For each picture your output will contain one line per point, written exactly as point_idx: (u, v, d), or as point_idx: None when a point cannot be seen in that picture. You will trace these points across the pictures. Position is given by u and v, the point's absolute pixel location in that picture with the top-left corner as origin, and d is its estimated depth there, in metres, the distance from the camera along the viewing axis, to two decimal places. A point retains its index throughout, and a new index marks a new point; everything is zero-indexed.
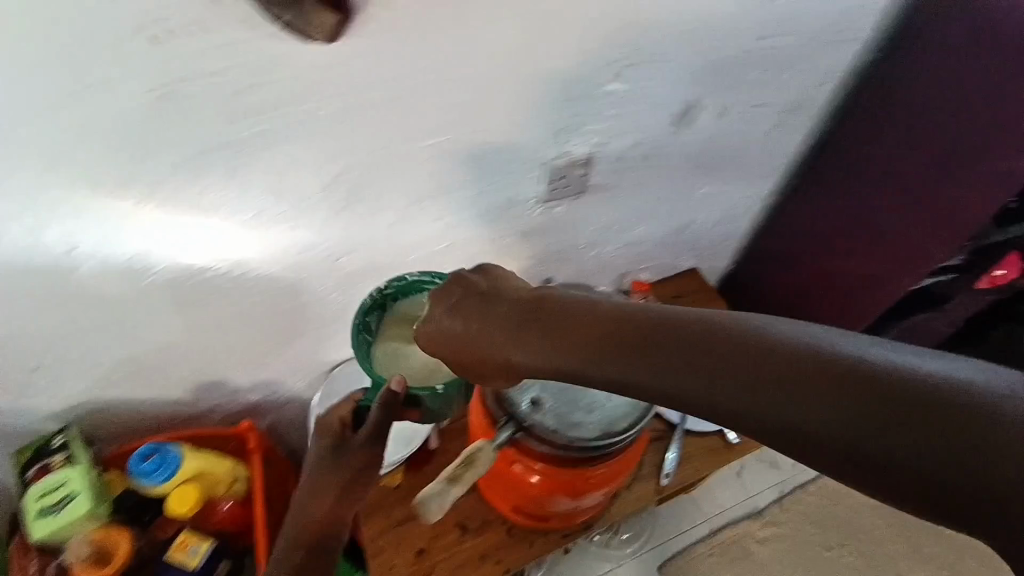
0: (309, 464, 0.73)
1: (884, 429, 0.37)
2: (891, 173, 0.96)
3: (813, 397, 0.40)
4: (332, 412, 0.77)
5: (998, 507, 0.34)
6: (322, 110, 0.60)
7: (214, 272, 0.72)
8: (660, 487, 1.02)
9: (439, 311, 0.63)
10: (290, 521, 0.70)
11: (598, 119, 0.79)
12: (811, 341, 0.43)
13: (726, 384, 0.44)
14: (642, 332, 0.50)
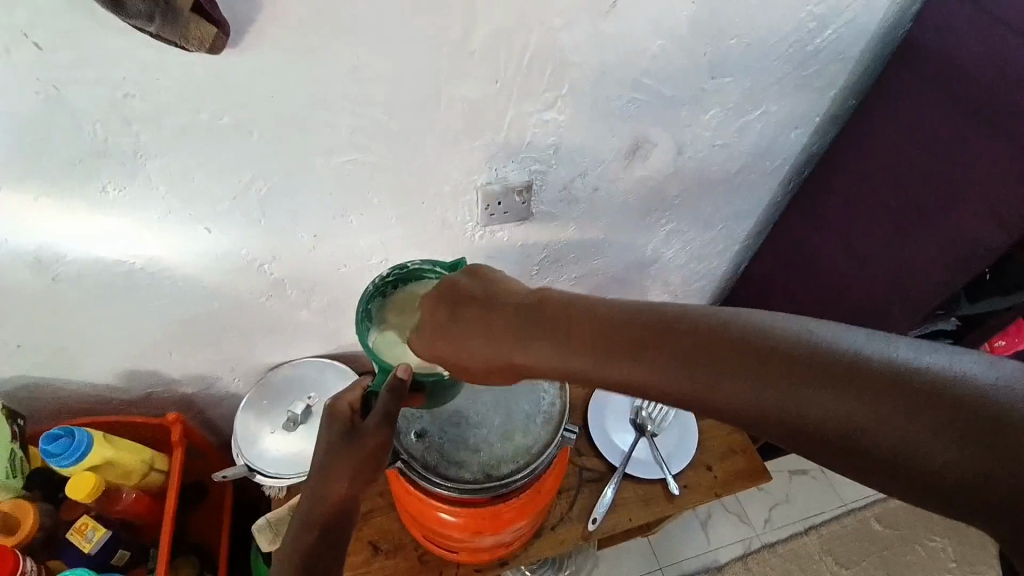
0: (319, 454, 0.61)
1: (895, 424, 0.39)
2: (862, 226, 0.90)
3: (812, 396, 0.42)
4: (343, 394, 0.64)
5: (999, 500, 0.36)
6: (223, 119, 0.60)
7: (129, 266, 0.73)
8: (587, 532, 0.97)
9: (440, 323, 0.58)
10: (300, 512, 0.61)
11: (535, 147, 0.76)
12: (821, 337, 0.44)
13: (744, 385, 0.45)
14: (662, 330, 0.49)
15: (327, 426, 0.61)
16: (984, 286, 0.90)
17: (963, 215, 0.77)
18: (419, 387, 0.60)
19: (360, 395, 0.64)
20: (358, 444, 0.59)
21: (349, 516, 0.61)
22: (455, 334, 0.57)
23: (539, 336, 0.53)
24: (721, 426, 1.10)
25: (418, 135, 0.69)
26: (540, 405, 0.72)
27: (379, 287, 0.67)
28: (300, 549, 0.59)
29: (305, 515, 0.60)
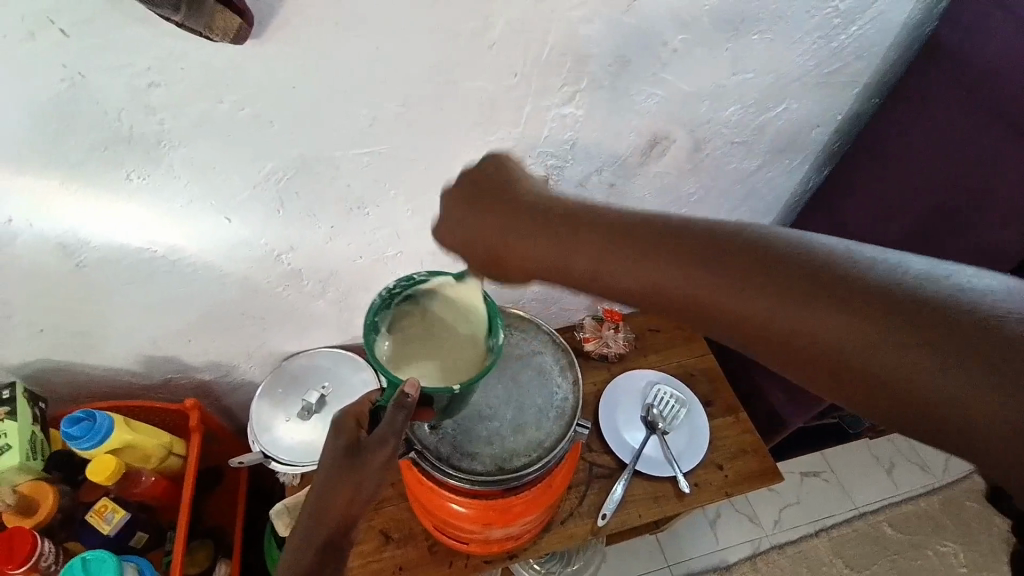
0: (324, 467, 0.61)
1: (912, 355, 0.38)
2: (881, 223, 0.89)
3: (851, 325, 0.40)
4: (349, 409, 0.65)
5: (1006, 439, 0.35)
6: (245, 109, 0.61)
7: (150, 254, 0.74)
8: (596, 528, 0.97)
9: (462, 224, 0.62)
10: (302, 526, 0.61)
11: (552, 141, 0.76)
12: (856, 262, 0.42)
13: (779, 306, 0.44)
14: (700, 247, 0.49)
15: (332, 440, 0.62)
16: None
17: (991, 221, 0.78)
18: (429, 401, 0.60)
19: (366, 411, 0.65)
20: (362, 461, 0.60)
21: (351, 531, 0.62)
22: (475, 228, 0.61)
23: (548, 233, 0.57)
24: (732, 426, 1.10)
25: (437, 127, 0.69)
26: (553, 400, 0.72)
27: (386, 300, 0.66)
28: (303, 560, 0.59)
29: (306, 529, 0.61)
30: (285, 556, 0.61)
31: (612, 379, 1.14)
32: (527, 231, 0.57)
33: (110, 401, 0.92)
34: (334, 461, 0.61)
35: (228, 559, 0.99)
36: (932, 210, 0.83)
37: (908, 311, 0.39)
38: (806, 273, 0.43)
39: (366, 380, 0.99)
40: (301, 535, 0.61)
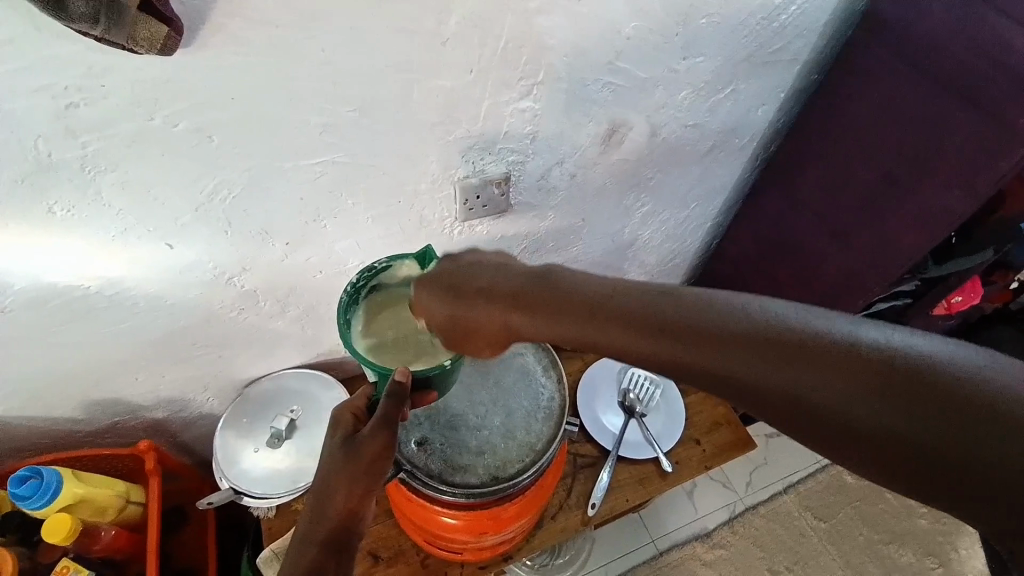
0: (320, 463, 0.58)
1: (911, 418, 0.37)
2: (827, 194, 0.93)
3: (790, 371, 0.41)
4: (347, 402, 0.60)
5: (931, 455, 0.36)
6: (181, 123, 0.55)
7: (85, 290, 0.67)
8: (587, 518, 0.97)
9: (435, 296, 0.60)
10: (302, 524, 0.58)
11: (512, 136, 0.74)
12: (784, 319, 0.43)
13: (720, 356, 0.44)
14: (644, 305, 0.49)
15: (330, 435, 0.58)
16: (948, 250, 0.94)
17: (936, 189, 0.80)
18: (418, 384, 0.58)
19: (364, 403, 0.61)
20: (357, 454, 0.56)
21: (352, 525, 0.58)
22: (449, 294, 0.60)
23: (512, 306, 0.55)
24: (705, 402, 1.13)
25: (393, 130, 0.66)
26: (539, 401, 0.71)
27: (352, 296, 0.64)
28: (305, 560, 0.55)
29: (306, 528, 0.57)
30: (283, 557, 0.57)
31: (587, 367, 1.15)
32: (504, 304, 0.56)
33: (54, 453, 0.84)
34: (333, 457, 0.57)
35: None
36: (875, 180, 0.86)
37: (906, 373, 0.37)
38: (730, 324, 0.44)
39: (338, 398, 0.94)
40: (300, 533, 0.57)
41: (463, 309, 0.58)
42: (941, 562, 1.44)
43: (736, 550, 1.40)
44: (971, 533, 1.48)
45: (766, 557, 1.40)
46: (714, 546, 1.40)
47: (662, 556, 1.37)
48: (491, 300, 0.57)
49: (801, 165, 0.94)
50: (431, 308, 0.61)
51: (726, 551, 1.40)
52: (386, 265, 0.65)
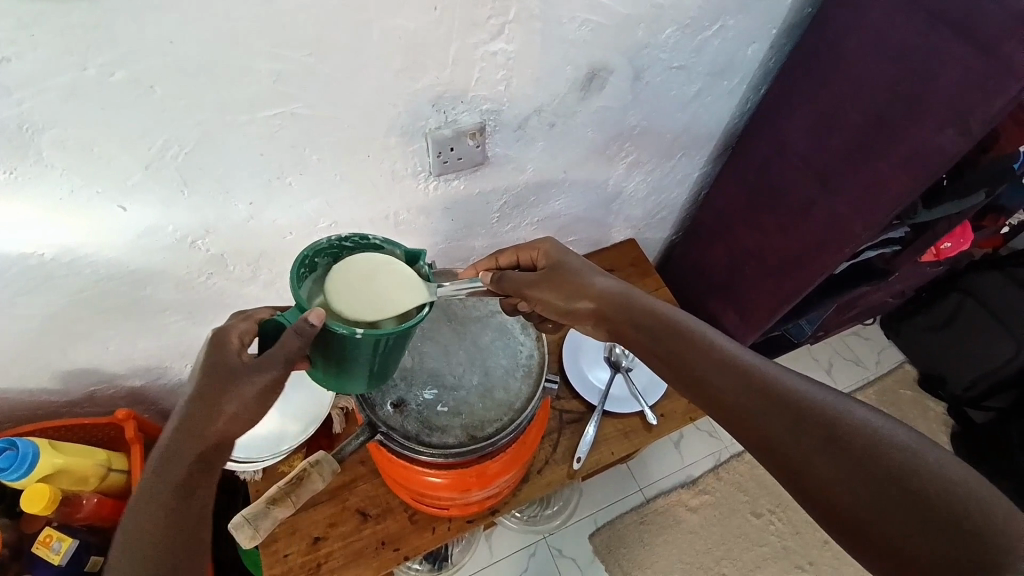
0: (196, 382, 0.55)
1: (873, 498, 0.46)
2: (817, 140, 0.89)
3: (799, 432, 0.50)
4: (237, 326, 0.57)
5: (891, 540, 0.44)
6: (117, 73, 0.51)
7: (40, 258, 0.64)
8: (573, 471, 0.98)
9: (556, 250, 0.71)
10: (166, 440, 0.54)
11: (485, 83, 0.69)
12: (812, 394, 0.52)
13: (746, 400, 0.53)
14: (698, 348, 0.59)
15: (209, 356, 0.55)
16: (939, 193, 0.90)
17: (924, 128, 0.75)
18: (327, 342, 0.53)
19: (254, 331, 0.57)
20: (237, 381, 0.53)
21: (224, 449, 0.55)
22: (566, 257, 0.70)
23: (619, 292, 0.66)
24: None
25: (353, 76, 0.61)
26: (518, 358, 0.70)
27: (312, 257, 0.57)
28: (171, 479, 0.52)
29: (172, 445, 0.53)
30: (145, 472, 0.53)
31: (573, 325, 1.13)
32: (613, 286, 0.67)
33: (33, 422, 0.83)
34: (211, 375, 0.54)
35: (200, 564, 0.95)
36: (867, 119, 0.81)
37: (888, 454, 0.47)
38: (768, 382, 0.54)
39: None
40: (163, 450, 0.53)
41: (578, 269, 0.69)
42: None
43: (720, 495, 1.44)
44: None
45: (748, 501, 1.44)
46: (699, 492, 1.44)
47: (650, 503, 1.41)
48: (600, 282, 0.67)
49: (792, 107, 0.90)
50: (547, 255, 0.71)
51: (712, 496, 1.44)
52: (377, 246, 0.60)
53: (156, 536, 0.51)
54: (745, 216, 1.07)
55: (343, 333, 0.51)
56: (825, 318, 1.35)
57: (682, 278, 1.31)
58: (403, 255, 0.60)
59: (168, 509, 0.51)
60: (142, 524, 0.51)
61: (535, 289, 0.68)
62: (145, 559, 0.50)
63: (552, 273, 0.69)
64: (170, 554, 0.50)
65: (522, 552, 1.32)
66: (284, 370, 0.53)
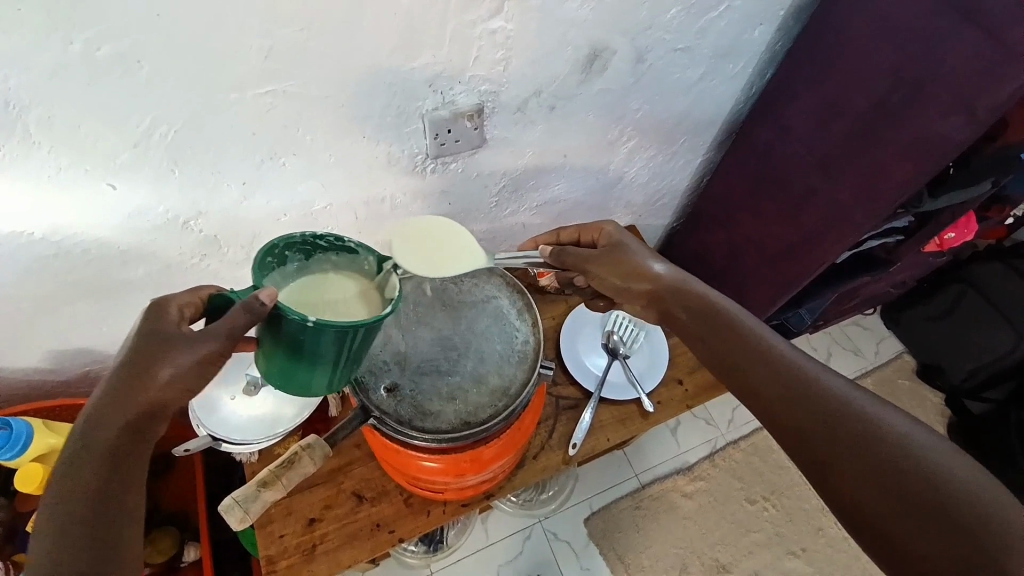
0: (127, 348, 0.51)
1: (887, 499, 0.49)
2: (818, 126, 0.87)
3: (824, 430, 0.53)
4: (178, 296, 0.53)
5: (897, 538, 0.48)
6: (102, 48, 0.49)
7: (29, 239, 0.63)
8: (568, 457, 0.98)
9: (617, 232, 0.74)
10: (89, 411, 0.50)
11: (483, 63, 0.68)
12: (843, 397, 0.54)
13: (778, 393, 0.57)
14: (742, 340, 0.62)
15: (143, 325, 0.51)
16: (943, 181, 0.88)
17: (929, 114, 0.74)
18: (280, 327, 0.49)
19: (198, 301, 0.53)
20: (178, 346, 0.50)
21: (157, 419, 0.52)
22: (625, 241, 0.73)
23: (677, 279, 0.69)
24: None
25: (346, 55, 0.59)
26: (514, 344, 0.69)
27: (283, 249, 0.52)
28: (98, 447, 0.49)
29: (99, 411, 0.50)
30: (70, 436, 0.50)
31: (571, 311, 1.12)
32: (672, 272, 0.69)
33: (27, 402, 0.84)
34: (143, 342, 0.50)
35: (197, 544, 0.96)
36: (870, 104, 0.80)
37: (908, 461, 0.49)
38: (804, 380, 0.56)
39: None
40: (87, 419, 0.50)
41: (638, 251, 0.72)
42: None
43: (716, 482, 1.45)
44: None
45: (743, 488, 1.45)
46: (695, 478, 1.44)
47: (645, 489, 1.42)
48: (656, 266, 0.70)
49: (795, 93, 0.88)
50: (606, 235, 0.74)
51: (707, 483, 1.44)
52: (353, 249, 0.54)
53: (83, 503, 0.47)
54: (746, 204, 1.05)
55: (295, 318, 0.47)
56: (825, 307, 1.34)
57: (681, 265, 1.30)
58: (376, 262, 0.55)
59: (96, 476, 0.48)
60: (68, 493, 0.48)
61: (592, 265, 0.72)
62: (69, 530, 0.46)
63: (610, 253, 0.72)
64: (99, 523, 0.47)
65: (517, 535, 1.33)
66: (229, 342, 0.49)
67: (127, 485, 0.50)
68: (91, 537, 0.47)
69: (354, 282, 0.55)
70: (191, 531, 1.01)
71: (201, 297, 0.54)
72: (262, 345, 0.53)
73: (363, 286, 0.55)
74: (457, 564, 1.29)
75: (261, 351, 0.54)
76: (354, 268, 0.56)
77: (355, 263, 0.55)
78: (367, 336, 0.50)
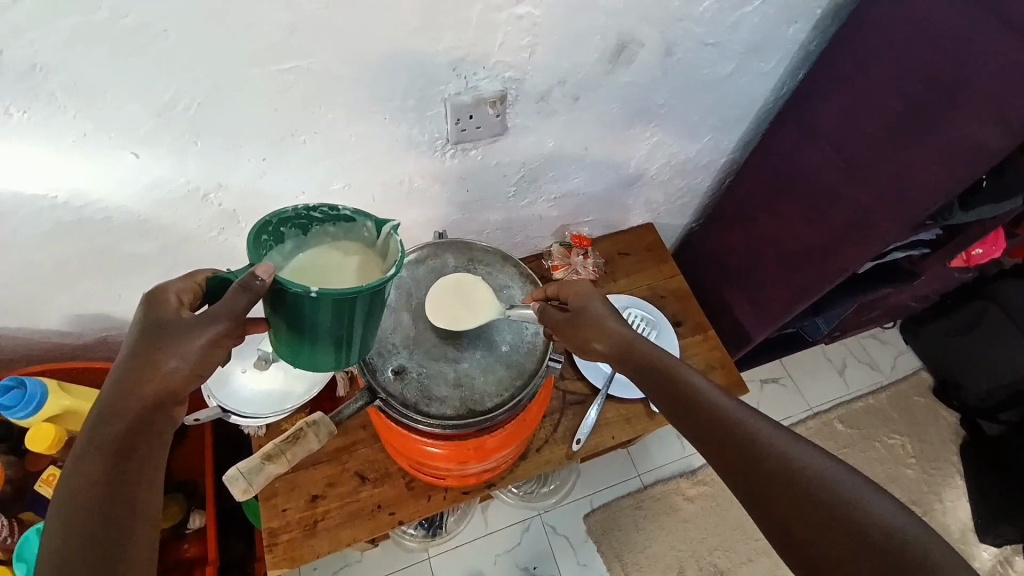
0: (131, 339, 0.50)
1: (847, 558, 0.45)
2: (847, 130, 0.85)
3: (775, 488, 0.49)
4: (174, 283, 0.52)
5: None
6: (130, 16, 0.50)
7: (53, 202, 0.64)
8: (572, 452, 0.98)
9: (590, 291, 0.65)
10: (99, 404, 0.48)
11: (508, 49, 0.67)
12: (786, 447, 0.50)
13: (725, 452, 0.52)
14: (682, 395, 0.56)
15: (143, 316, 0.50)
16: (977, 193, 0.85)
17: (965, 121, 0.71)
18: (281, 301, 0.49)
19: (197, 289, 0.53)
20: (186, 331, 0.49)
21: (172, 404, 0.50)
22: (594, 302, 0.64)
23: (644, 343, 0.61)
24: (701, 344, 1.08)
25: (370, 33, 0.59)
26: (523, 334, 0.69)
27: (279, 226, 0.51)
28: (106, 437, 0.46)
29: (109, 404, 0.48)
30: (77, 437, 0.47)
31: None
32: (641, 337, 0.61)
33: (44, 363, 0.86)
34: (146, 332, 0.50)
35: (202, 513, 0.98)
36: (901, 108, 0.77)
37: (866, 524, 0.46)
38: (747, 433, 0.52)
39: None
40: (96, 414, 0.47)
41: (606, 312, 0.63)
42: (924, 510, 1.43)
43: (719, 488, 1.43)
44: (959, 487, 1.46)
45: None
46: (698, 482, 1.43)
47: (647, 489, 1.41)
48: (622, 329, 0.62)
49: (826, 96, 0.86)
50: (577, 293, 0.65)
51: (710, 488, 1.43)
52: (349, 217, 0.53)
53: (90, 495, 0.44)
54: (768, 207, 1.03)
55: (296, 291, 0.46)
56: (843, 317, 1.32)
57: (698, 266, 1.28)
58: (374, 227, 0.53)
59: (105, 466, 0.45)
60: (76, 489, 0.44)
61: (559, 327, 0.64)
62: (75, 526, 0.43)
63: (577, 315, 0.64)
64: (107, 517, 0.44)
65: (516, 526, 1.33)
66: (233, 325, 0.49)
67: (139, 479, 0.46)
68: (100, 539, 0.43)
69: (355, 251, 0.54)
70: (198, 500, 1.03)
71: (199, 283, 0.53)
72: (269, 322, 0.53)
73: (364, 254, 0.54)
74: (454, 550, 1.30)
75: (268, 329, 0.54)
76: (354, 237, 0.54)
77: (354, 232, 0.54)
78: (370, 305, 0.50)
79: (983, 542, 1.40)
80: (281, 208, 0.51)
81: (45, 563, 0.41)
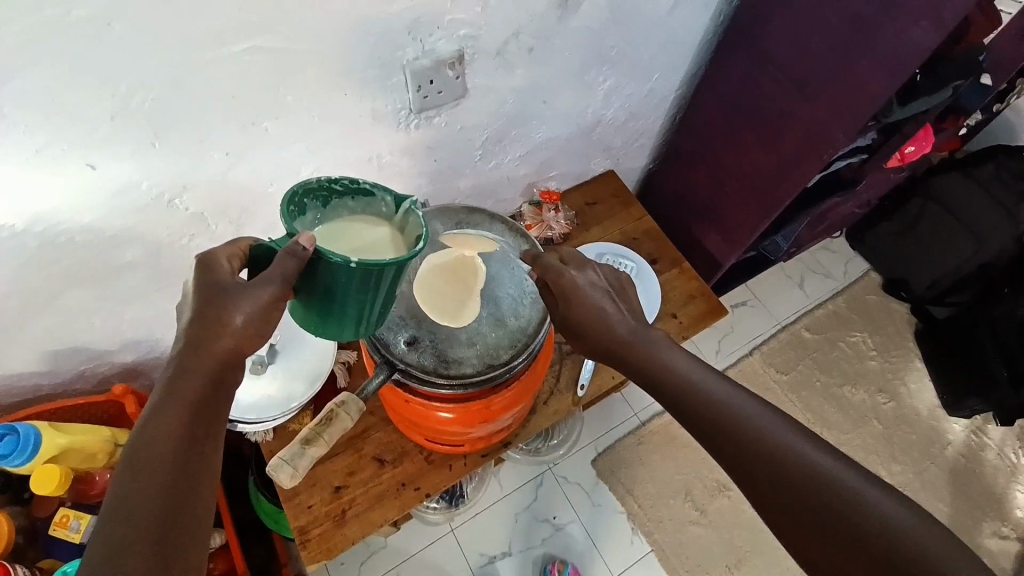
0: (195, 299, 0.50)
1: (820, 537, 0.49)
2: (796, 45, 0.88)
3: (758, 477, 0.52)
4: (222, 249, 0.52)
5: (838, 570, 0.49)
6: (71, 10, 0.47)
7: (9, 231, 0.60)
8: (578, 399, 1.02)
9: (578, 288, 0.62)
10: (174, 358, 0.49)
11: (460, 5, 0.66)
12: (772, 439, 0.52)
13: (714, 441, 0.55)
14: (672, 390, 0.58)
15: (199, 279, 0.50)
16: (914, 89, 0.91)
17: (900, 23, 0.75)
18: (316, 273, 0.50)
19: (242, 253, 0.53)
20: (237, 296, 0.49)
21: (237, 364, 0.51)
22: (584, 300, 0.61)
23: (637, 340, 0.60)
24: (679, 276, 1.12)
25: (322, 2, 0.57)
26: (526, 285, 0.71)
27: (306, 194, 0.52)
28: (186, 395, 0.48)
29: (183, 360, 0.48)
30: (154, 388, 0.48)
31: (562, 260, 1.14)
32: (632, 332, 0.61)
33: (26, 407, 0.81)
34: (212, 290, 0.49)
35: (221, 529, 0.97)
36: (844, 15, 0.81)
37: (851, 514, 0.48)
38: (734, 425, 0.54)
39: None
40: (172, 369, 0.48)
41: (598, 311, 0.61)
42: (892, 396, 1.57)
43: None
44: (920, 368, 1.60)
45: None
46: None
47: (645, 425, 1.48)
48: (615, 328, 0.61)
49: (770, 14, 0.90)
50: (566, 292, 0.62)
51: None
52: (368, 190, 0.55)
53: (168, 452, 0.46)
54: (723, 136, 1.08)
55: (335, 262, 0.48)
56: (799, 232, 1.39)
57: (661, 205, 1.32)
58: (393, 202, 0.56)
59: (182, 425, 0.47)
60: (152, 440, 0.46)
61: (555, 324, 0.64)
62: (153, 474, 0.44)
63: (567, 316, 0.62)
64: (184, 470, 0.46)
65: (530, 483, 1.38)
66: (284, 286, 0.49)
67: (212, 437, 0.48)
68: (172, 492, 0.45)
69: (375, 224, 0.56)
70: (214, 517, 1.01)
71: (244, 248, 0.53)
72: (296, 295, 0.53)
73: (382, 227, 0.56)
74: (476, 517, 1.33)
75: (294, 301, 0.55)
76: (372, 211, 0.57)
77: (372, 206, 0.56)
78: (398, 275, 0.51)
79: (954, 416, 1.55)
80: (302, 180, 0.52)
81: (115, 506, 0.43)
